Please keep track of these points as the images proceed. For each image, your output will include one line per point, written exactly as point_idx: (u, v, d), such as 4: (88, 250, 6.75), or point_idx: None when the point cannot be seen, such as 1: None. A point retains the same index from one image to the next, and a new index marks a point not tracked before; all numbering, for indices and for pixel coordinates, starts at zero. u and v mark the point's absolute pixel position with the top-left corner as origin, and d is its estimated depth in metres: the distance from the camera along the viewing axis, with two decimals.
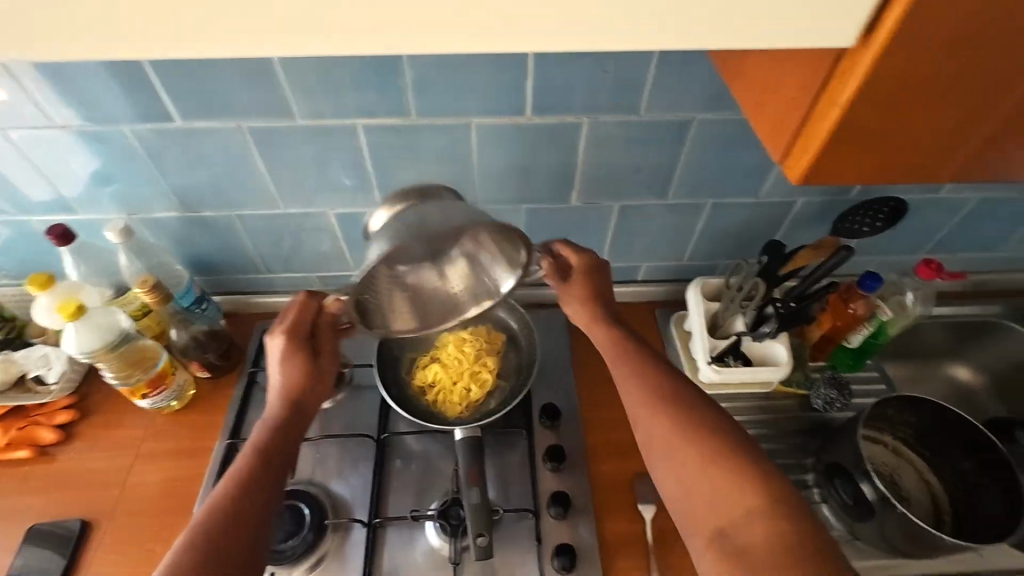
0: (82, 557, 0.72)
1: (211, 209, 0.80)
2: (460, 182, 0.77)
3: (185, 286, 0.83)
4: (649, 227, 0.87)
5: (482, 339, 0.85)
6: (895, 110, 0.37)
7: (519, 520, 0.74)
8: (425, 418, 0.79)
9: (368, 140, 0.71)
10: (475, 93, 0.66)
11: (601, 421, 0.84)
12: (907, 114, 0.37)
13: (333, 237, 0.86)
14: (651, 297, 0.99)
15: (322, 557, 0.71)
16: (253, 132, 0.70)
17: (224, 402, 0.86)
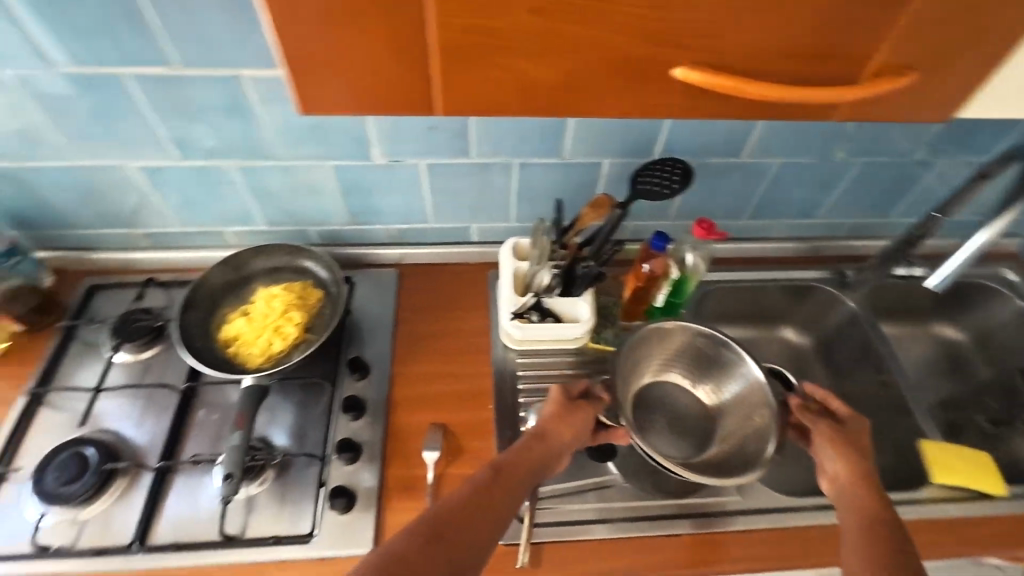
0: None
1: (5, 159, 0.79)
2: (254, 137, 0.78)
3: None
4: (463, 186, 0.89)
5: (295, 295, 0.87)
6: (343, 46, 0.40)
7: (308, 465, 0.77)
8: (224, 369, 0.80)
9: (143, 90, 0.71)
10: (236, 44, 0.67)
11: (410, 373, 0.87)
12: (365, 49, 0.40)
13: (144, 192, 0.86)
14: (486, 258, 1.01)
15: (103, 500, 0.73)
16: (23, 79, 0.70)
17: (38, 354, 0.87)
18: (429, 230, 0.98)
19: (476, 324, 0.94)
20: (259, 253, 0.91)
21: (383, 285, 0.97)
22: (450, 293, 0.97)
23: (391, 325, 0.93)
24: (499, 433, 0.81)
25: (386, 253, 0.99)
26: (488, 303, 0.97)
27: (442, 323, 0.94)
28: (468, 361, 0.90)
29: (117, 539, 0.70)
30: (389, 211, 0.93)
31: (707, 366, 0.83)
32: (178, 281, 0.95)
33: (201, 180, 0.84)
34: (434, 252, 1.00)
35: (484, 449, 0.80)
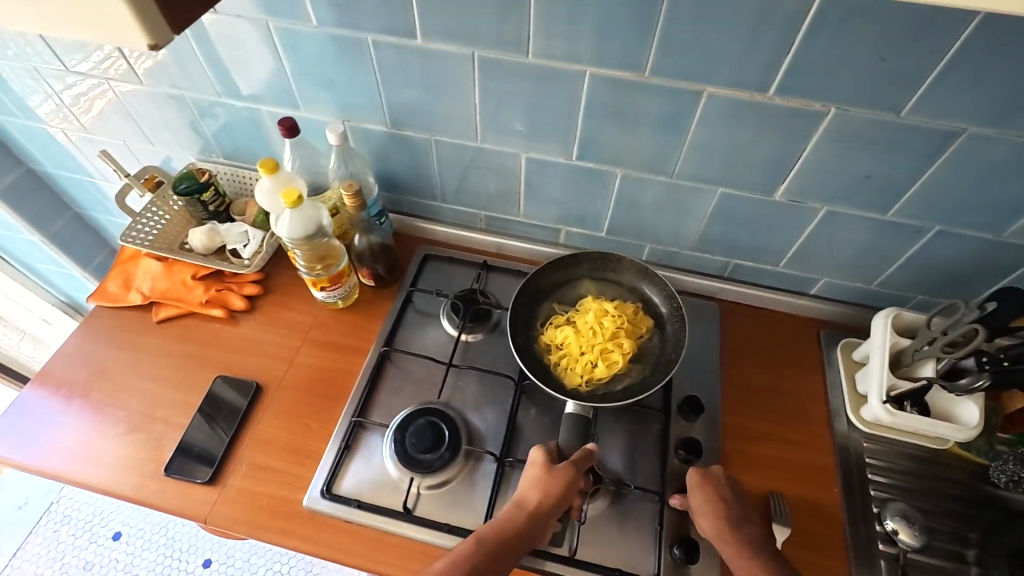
0: (251, 416, 0.80)
1: (414, 129, 0.83)
2: (665, 153, 0.74)
3: (375, 199, 0.88)
4: (848, 241, 0.79)
5: (625, 318, 0.83)
6: None
7: (643, 500, 0.74)
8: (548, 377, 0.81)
9: (590, 89, 0.69)
10: (723, 62, 0.62)
11: (740, 426, 0.81)
12: None
13: (515, 181, 0.86)
14: (819, 314, 0.91)
15: (450, 478, 0.75)
16: (483, 62, 0.70)
17: (382, 312, 0.92)
18: (770, 273, 0.89)
19: (807, 388, 0.85)
20: (596, 261, 0.89)
21: (704, 319, 0.91)
22: (777, 345, 0.89)
23: (717, 366, 0.86)
24: (850, 526, 0.73)
25: (711, 285, 0.93)
26: (821, 367, 0.87)
27: (769, 376, 0.86)
28: (802, 428, 0.82)
29: (464, 521, 0.72)
30: (743, 247, 0.86)
31: None
32: (503, 267, 0.97)
33: (578, 181, 0.83)
34: (764, 295, 0.92)
35: (830, 538, 0.72)
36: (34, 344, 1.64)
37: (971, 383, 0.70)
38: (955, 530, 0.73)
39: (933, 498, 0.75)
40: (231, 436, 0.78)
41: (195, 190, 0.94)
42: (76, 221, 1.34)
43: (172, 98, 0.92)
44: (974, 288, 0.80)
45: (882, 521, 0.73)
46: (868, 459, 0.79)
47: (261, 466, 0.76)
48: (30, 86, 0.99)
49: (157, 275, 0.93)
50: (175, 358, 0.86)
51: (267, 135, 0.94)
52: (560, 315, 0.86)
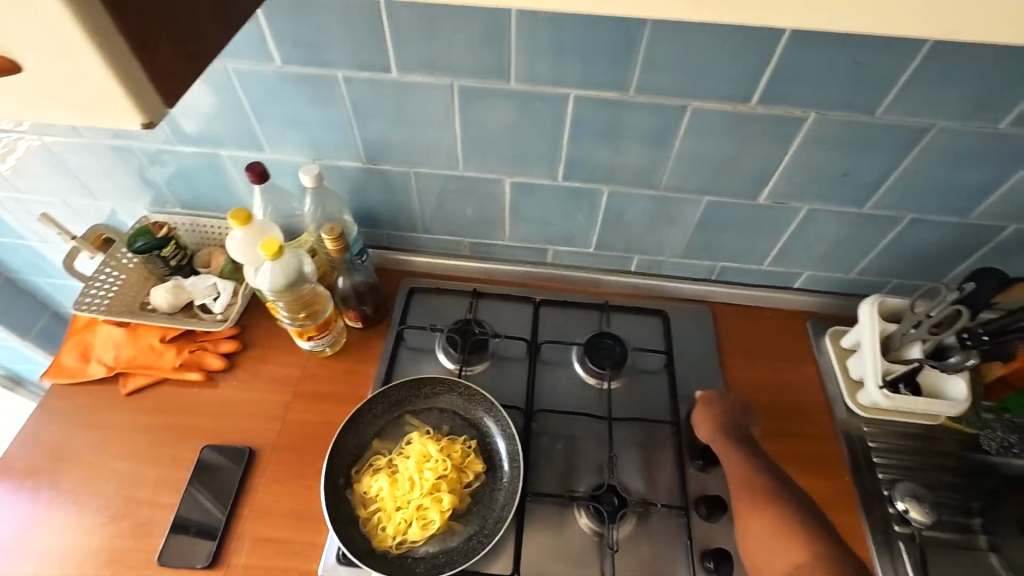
0: (249, 485, 0.74)
1: (392, 163, 0.79)
2: (652, 167, 0.74)
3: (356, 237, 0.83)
4: (830, 235, 0.82)
5: (454, 463, 0.69)
6: None
7: (669, 517, 0.73)
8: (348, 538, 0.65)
9: (575, 111, 0.68)
10: (705, 77, 0.62)
11: (749, 427, 0.82)
12: None
13: (499, 206, 0.84)
14: (805, 306, 0.94)
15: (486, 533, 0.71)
16: (463, 92, 0.68)
17: (374, 353, 0.88)
18: (756, 272, 0.91)
19: (805, 380, 0.88)
20: (465, 389, 0.74)
21: (699, 324, 0.92)
22: (770, 342, 0.91)
23: (718, 369, 0.87)
24: (866, 512, 0.75)
25: (700, 289, 0.94)
26: (813, 356, 0.90)
27: (767, 372, 0.88)
28: (805, 420, 0.84)
29: (492, 565, 0.69)
30: (730, 250, 0.87)
31: None
32: (491, 293, 0.94)
33: (563, 201, 0.82)
34: (752, 293, 0.94)
35: (851, 526, 0.74)
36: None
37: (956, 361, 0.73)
38: (959, 502, 0.76)
39: (934, 475, 0.78)
40: (229, 511, 0.72)
41: (153, 247, 0.86)
42: (11, 287, 1.22)
43: (118, 150, 0.85)
44: (945, 267, 0.84)
45: (893, 503, 0.75)
46: (871, 443, 0.81)
47: (268, 538, 0.71)
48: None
49: (120, 343, 0.85)
50: (153, 433, 0.79)
51: (228, 181, 0.87)
52: (380, 456, 0.71)
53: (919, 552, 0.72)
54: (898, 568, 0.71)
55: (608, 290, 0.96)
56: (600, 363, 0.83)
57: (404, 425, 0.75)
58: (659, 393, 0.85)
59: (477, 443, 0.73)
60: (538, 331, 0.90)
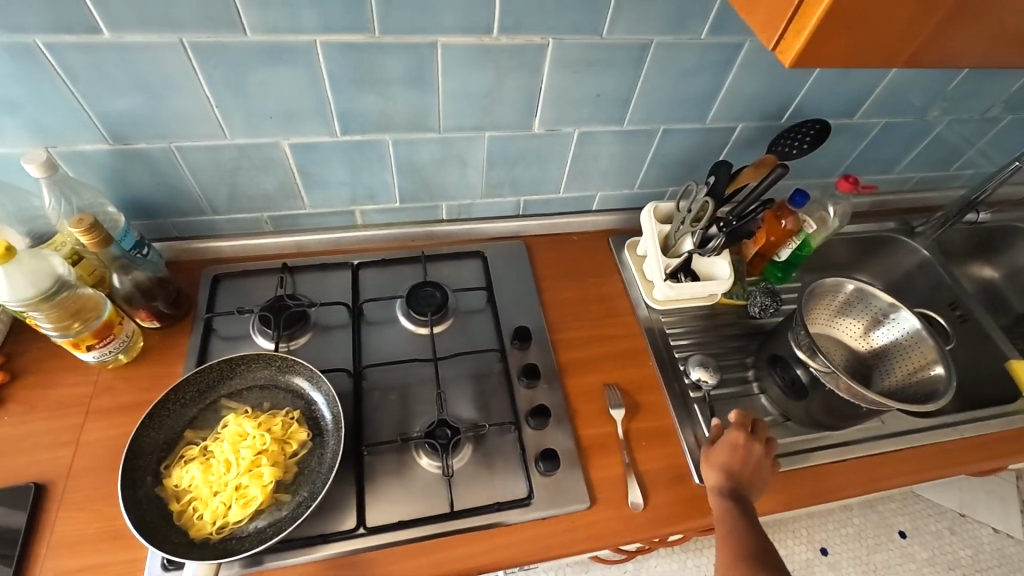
0: (42, 522, 0.66)
1: (145, 140, 0.72)
2: (425, 109, 0.76)
3: (125, 228, 0.75)
4: (605, 154, 0.91)
5: (274, 435, 0.68)
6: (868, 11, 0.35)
7: (503, 434, 0.78)
8: (166, 539, 0.61)
9: (328, 59, 0.67)
10: (443, 11, 0.64)
11: (567, 340, 0.90)
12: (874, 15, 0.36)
13: (286, 172, 0.81)
14: (604, 225, 1.04)
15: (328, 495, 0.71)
16: (197, 49, 0.63)
17: (180, 350, 0.81)
18: (556, 201, 0.99)
19: (612, 289, 0.98)
20: (279, 361, 0.72)
21: (515, 258, 0.98)
22: (579, 262, 1.00)
23: (536, 295, 0.94)
24: (668, 387, 0.86)
25: (513, 226, 1.00)
26: (616, 267, 1.00)
27: (580, 289, 0.97)
28: (614, 323, 0.94)
29: (337, 523, 0.69)
30: (526, 183, 0.93)
31: (878, 265, 1.14)
32: (305, 265, 0.91)
33: (352, 158, 0.81)
34: (557, 221, 1.01)
35: (657, 402, 0.85)
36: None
37: (715, 245, 0.86)
38: (736, 360, 0.92)
39: (716, 343, 0.93)
40: (20, 552, 0.64)
41: None
42: None
43: None
44: (702, 169, 0.97)
45: (688, 374, 0.87)
46: (668, 331, 0.93)
47: (74, 570, 0.63)
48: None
49: None
50: None
51: None
52: (193, 445, 0.67)
53: (708, 409, 0.84)
54: (696, 426, 0.83)
55: (427, 242, 0.98)
56: (422, 310, 0.85)
57: (218, 411, 0.71)
58: (485, 327, 0.89)
59: (300, 412, 0.71)
60: (360, 293, 0.90)
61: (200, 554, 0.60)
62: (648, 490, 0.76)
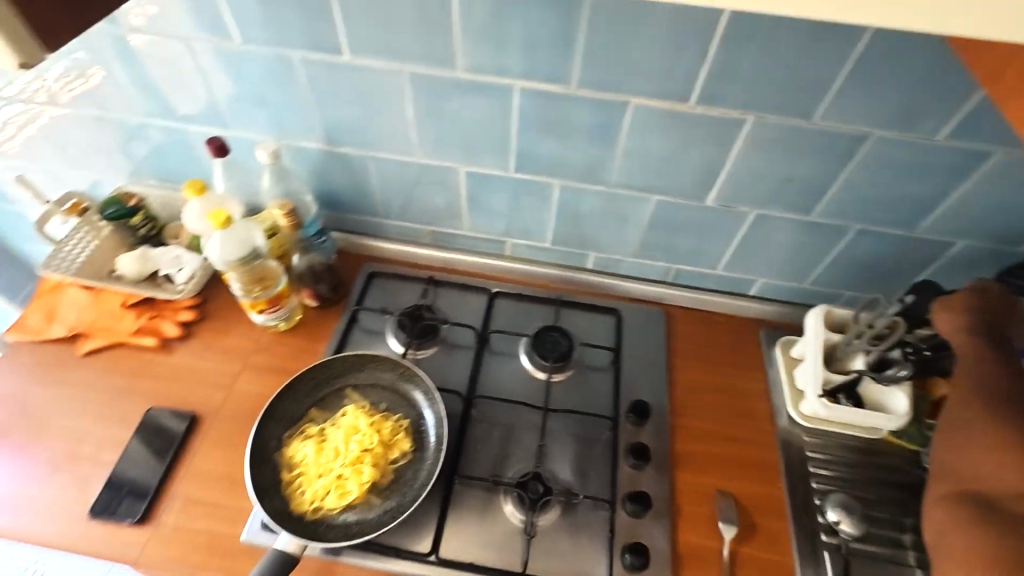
0: (187, 449, 0.76)
1: (351, 146, 0.82)
2: (599, 163, 0.75)
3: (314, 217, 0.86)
4: (780, 241, 0.82)
5: (382, 438, 0.71)
6: None
7: (594, 509, 0.73)
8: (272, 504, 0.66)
9: (522, 102, 0.70)
10: (645, 73, 0.63)
11: (688, 428, 0.82)
12: None
13: (455, 195, 0.86)
14: (759, 314, 0.94)
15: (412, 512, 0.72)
16: (413, 77, 0.70)
17: (326, 331, 0.90)
18: (710, 276, 0.92)
19: (751, 386, 0.87)
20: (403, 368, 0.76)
21: (650, 325, 0.93)
22: (720, 347, 0.91)
23: (664, 370, 0.88)
24: (795, 520, 0.74)
25: (656, 291, 0.95)
26: (762, 363, 0.90)
27: (715, 377, 0.88)
28: (746, 425, 0.83)
29: (412, 542, 0.70)
30: (683, 252, 0.88)
31: None
32: (448, 281, 0.96)
33: (517, 194, 0.83)
34: (706, 298, 0.94)
35: (778, 532, 0.73)
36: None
37: (896, 374, 0.73)
38: (893, 516, 0.75)
39: (870, 487, 0.77)
40: (163, 469, 0.74)
41: (122, 215, 0.91)
42: None
43: (94, 122, 0.88)
44: (896, 281, 0.83)
45: (824, 513, 0.74)
46: (810, 454, 0.80)
47: (197, 500, 0.72)
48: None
49: (83, 306, 0.88)
50: (104, 393, 0.81)
51: (196, 154, 0.89)
52: (314, 424, 0.73)
53: (841, 561, 0.70)
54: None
55: (565, 286, 0.97)
56: (544, 355, 0.84)
57: (342, 396, 0.76)
58: (603, 388, 0.85)
59: (409, 422, 0.74)
60: (490, 321, 0.91)
61: (294, 528, 0.65)
62: None
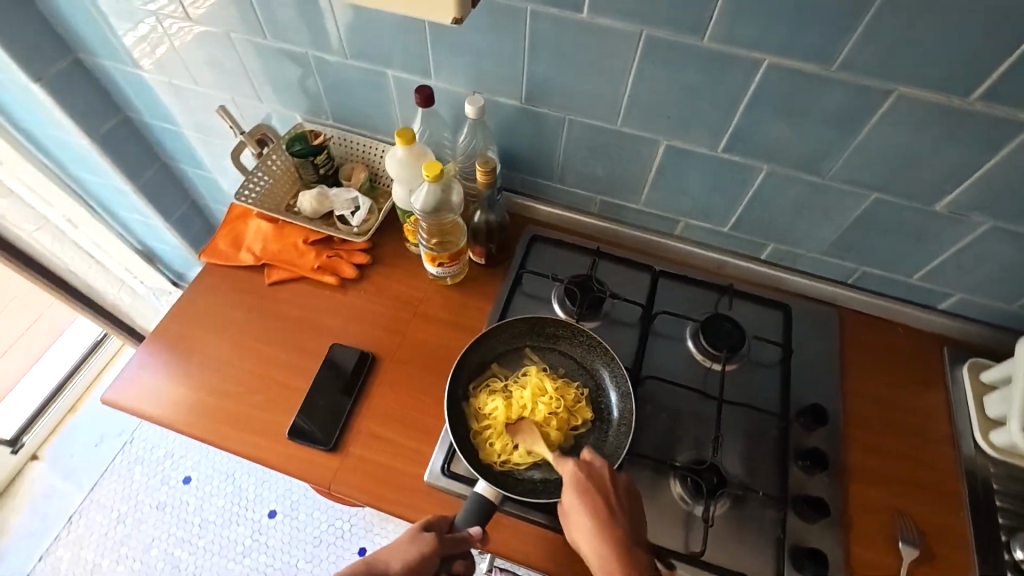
0: (368, 387, 0.80)
1: (551, 107, 0.79)
2: (827, 152, 0.70)
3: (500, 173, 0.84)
4: (1008, 258, 0.75)
5: (566, 404, 0.74)
6: None
7: (764, 507, 0.73)
8: (465, 452, 0.71)
9: (765, 79, 0.65)
10: (930, 61, 0.57)
11: (861, 440, 0.79)
12: None
13: (645, 167, 0.83)
14: (945, 330, 0.87)
15: None
16: (651, 43, 0.66)
17: (492, 290, 0.90)
18: (900, 283, 0.86)
19: (931, 405, 0.82)
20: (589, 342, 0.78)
21: (822, 325, 0.89)
22: (897, 359, 0.86)
23: (837, 375, 0.84)
24: (977, 553, 0.71)
25: (833, 292, 0.90)
26: (943, 381, 0.84)
27: (891, 391, 0.83)
28: (923, 446, 0.79)
29: None
30: (880, 255, 0.82)
31: None
32: (611, 254, 0.94)
33: (716, 174, 0.79)
34: (888, 305, 0.88)
35: (956, 562, 0.71)
36: (131, 292, 1.68)
37: None
38: None
39: None
40: (348, 403, 0.78)
41: (308, 153, 0.92)
42: (164, 171, 1.34)
43: (293, 56, 0.89)
44: None
45: (1010, 550, 0.71)
46: (996, 487, 0.76)
47: (380, 437, 0.76)
48: (130, 28, 0.97)
49: (268, 236, 0.93)
50: (292, 323, 0.86)
51: (384, 99, 0.90)
52: (499, 381, 0.77)
53: None
54: None
55: (732, 273, 0.93)
56: (716, 343, 0.82)
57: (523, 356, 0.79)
58: (772, 386, 0.83)
59: (591, 393, 0.76)
60: (654, 300, 0.89)
61: (491, 478, 0.69)
62: None
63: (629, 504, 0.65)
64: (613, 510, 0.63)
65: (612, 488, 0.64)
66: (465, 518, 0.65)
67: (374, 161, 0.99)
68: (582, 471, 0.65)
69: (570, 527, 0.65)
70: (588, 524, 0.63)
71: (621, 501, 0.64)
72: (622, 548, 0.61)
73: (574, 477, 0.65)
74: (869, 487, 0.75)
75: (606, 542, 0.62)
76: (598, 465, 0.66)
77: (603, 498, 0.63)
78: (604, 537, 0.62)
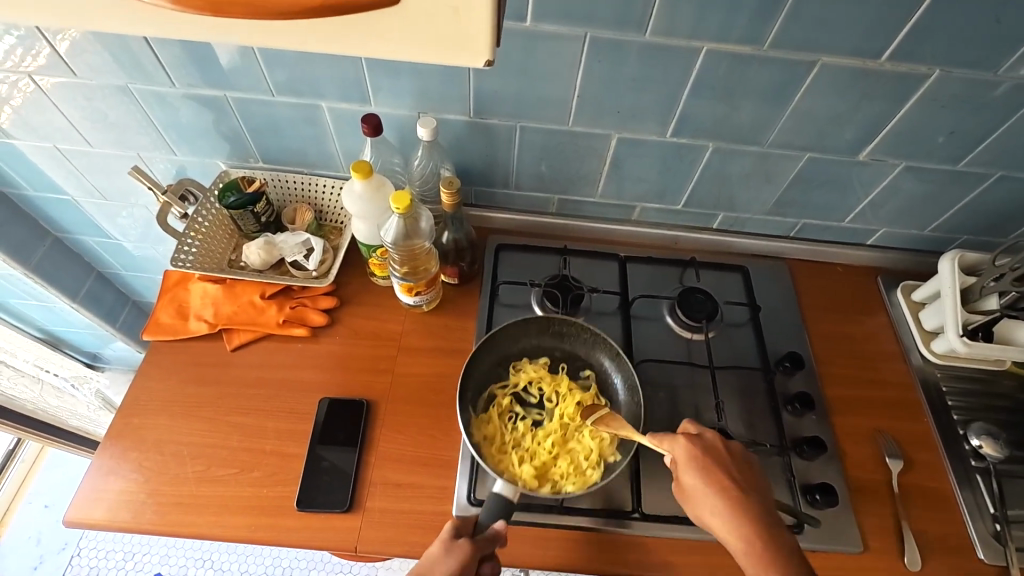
0: (370, 434, 0.77)
1: (500, 116, 0.79)
2: (764, 123, 0.76)
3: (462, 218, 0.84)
4: (921, 192, 0.85)
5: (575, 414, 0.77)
6: None
7: (769, 456, 0.78)
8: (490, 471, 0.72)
9: (705, 64, 0.69)
10: (844, 31, 0.64)
11: (834, 375, 0.87)
12: None
13: (599, 161, 0.84)
14: (875, 262, 0.98)
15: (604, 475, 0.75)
16: (595, 43, 0.68)
17: (470, 308, 0.89)
18: (835, 229, 0.95)
19: (880, 331, 0.92)
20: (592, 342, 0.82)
21: (777, 279, 0.96)
22: (844, 296, 0.96)
23: (800, 321, 0.92)
24: (945, 448, 0.81)
25: (779, 246, 0.97)
26: (884, 307, 0.95)
27: (845, 325, 0.92)
28: (882, 366, 0.89)
29: (612, 504, 0.73)
30: (816, 207, 0.90)
31: None
32: (577, 249, 0.96)
33: (666, 158, 0.83)
34: (827, 249, 0.97)
35: (931, 462, 0.80)
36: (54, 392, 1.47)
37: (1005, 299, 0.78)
38: None
39: (1004, 414, 0.84)
40: (354, 456, 0.74)
41: (245, 203, 0.85)
42: (60, 247, 1.18)
43: (207, 101, 0.82)
44: (1017, 224, 0.88)
45: (968, 440, 0.81)
46: (946, 389, 0.86)
47: (397, 483, 0.73)
48: None
49: (219, 300, 0.85)
50: (269, 387, 0.80)
51: (321, 133, 0.85)
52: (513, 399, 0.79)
53: (996, 484, 0.77)
54: (978, 500, 0.77)
55: (690, 246, 0.98)
56: (694, 316, 0.87)
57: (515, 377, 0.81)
58: (748, 343, 0.89)
59: (602, 388, 0.80)
60: (628, 286, 0.92)
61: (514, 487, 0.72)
62: (925, 552, 0.74)
63: (747, 470, 0.66)
64: (742, 484, 0.64)
65: (729, 458, 0.66)
66: (490, 513, 0.65)
67: (317, 198, 0.94)
68: (696, 447, 0.66)
69: (699, 510, 0.65)
70: (715, 500, 0.63)
71: (743, 474, 0.65)
72: (758, 516, 0.62)
73: (692, 454, 0.66)
74: (849, 415, 0.84)
75: (743, 514, 0.62)
76: (709, 438, 0.68)
77: (726, 472, 0.65)
78: (746, 514, 0.62)
